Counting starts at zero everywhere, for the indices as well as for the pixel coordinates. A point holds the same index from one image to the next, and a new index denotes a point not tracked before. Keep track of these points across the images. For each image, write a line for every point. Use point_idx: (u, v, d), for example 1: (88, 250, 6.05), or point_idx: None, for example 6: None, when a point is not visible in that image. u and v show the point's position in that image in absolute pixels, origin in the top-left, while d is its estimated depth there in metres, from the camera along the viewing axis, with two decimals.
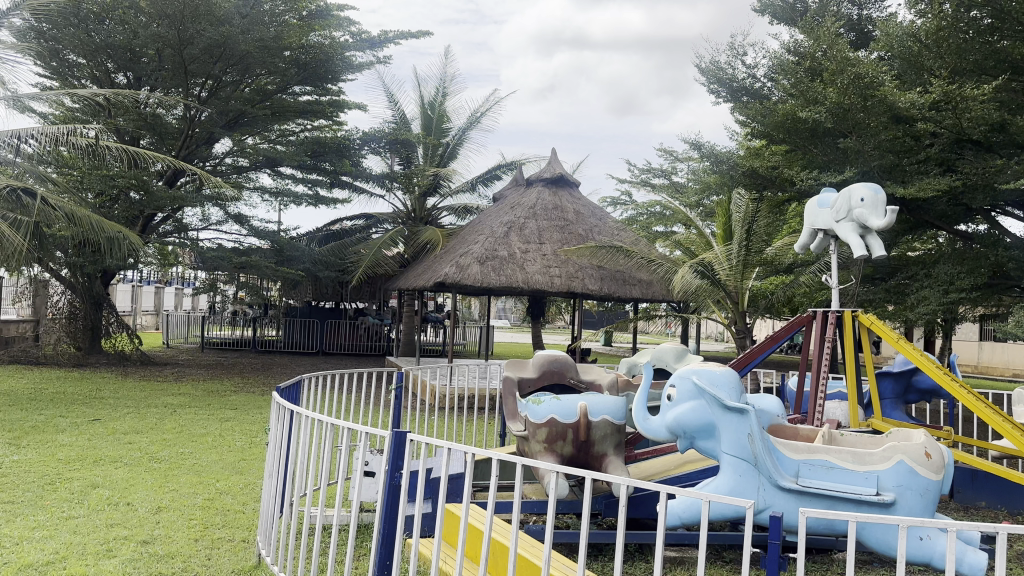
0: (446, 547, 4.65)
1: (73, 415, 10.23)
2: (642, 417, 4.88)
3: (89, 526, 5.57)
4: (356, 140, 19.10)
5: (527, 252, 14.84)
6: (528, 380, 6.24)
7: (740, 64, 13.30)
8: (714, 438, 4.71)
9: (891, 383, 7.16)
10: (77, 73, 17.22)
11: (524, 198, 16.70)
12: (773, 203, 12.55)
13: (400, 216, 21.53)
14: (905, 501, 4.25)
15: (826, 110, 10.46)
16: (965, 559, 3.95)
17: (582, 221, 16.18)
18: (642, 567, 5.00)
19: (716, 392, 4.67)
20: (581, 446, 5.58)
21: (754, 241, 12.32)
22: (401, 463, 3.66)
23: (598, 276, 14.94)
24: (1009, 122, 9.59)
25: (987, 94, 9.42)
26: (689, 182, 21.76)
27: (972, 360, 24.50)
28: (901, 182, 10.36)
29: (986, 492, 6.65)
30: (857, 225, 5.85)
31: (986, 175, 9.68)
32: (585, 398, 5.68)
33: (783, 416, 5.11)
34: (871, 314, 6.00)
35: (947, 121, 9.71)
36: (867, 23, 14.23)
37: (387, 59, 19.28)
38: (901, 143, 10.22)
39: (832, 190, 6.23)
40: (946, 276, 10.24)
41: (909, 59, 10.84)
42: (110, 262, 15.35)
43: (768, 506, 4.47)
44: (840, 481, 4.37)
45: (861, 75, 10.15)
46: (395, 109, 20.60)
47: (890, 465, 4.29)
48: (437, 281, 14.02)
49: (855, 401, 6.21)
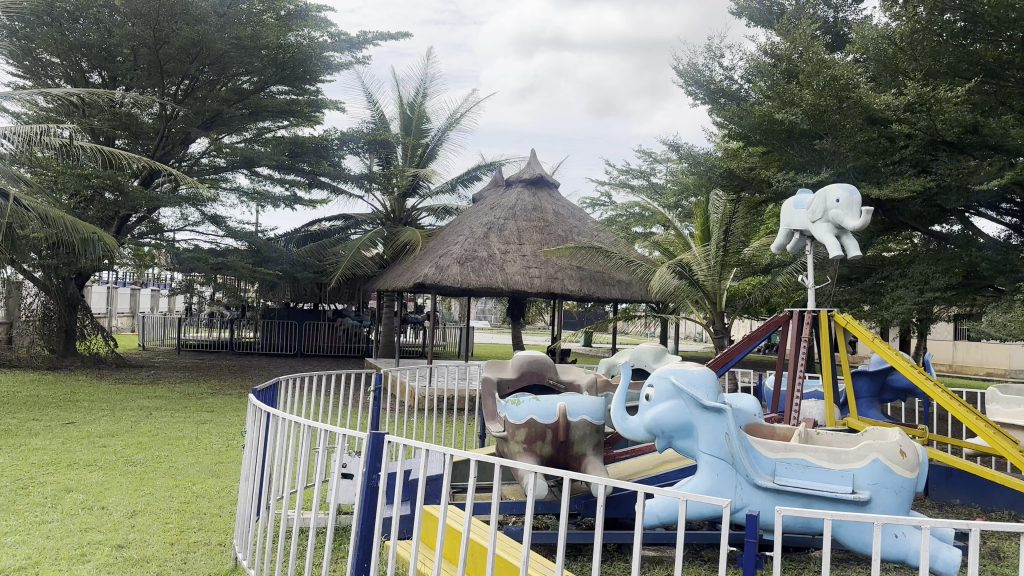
0: (425, 549, 4.63)
1: (46, 418, 10.09)
2: (620, 417, 4.90)
3: (63, 530, 5.50)
4: (334, 140, 19.01)
5: (507, 253, 14.83)
6: (507, 380, 6.24)
7: (717, 66, 13.39)
8: (692, 438, 4.73)
9: (867, 383, 7.20)
10: (51, 72, 17.01)
11: (503, 199, 16.70)
12: (751, 203, 12.64)
13: (380, 217, 21.46)
14: (881, 499, 4.28)
15: (803, 111, 10.53)
16: (939, 556, 3.98)
17: (562, 222, 16.21)
18: (621, 567, 5.00)
19: (694, 391, 4.70)
20: (560, 446, 5.58)
21: (731, 241, 12.42)
22: (379, 465, 3.65)
23: (578, 277, 14.98)
24: (982, 124, 9.68)
25: (960, 95, 9.55)
26: (668, 183, 21.85)
27: (946, 359, 24.80)
28: (876, 183, 10.52)
29: (960, 490, 6.72)
30: (832, 225, 5.91)
31: (960, 175, 9.82)
32: (564, 398, 5.71)
33: (760, 416, 5.15)
34: (846, 314, 6.04)
35: (922, 123, 9.81)
36: (843, 25, 14.36)
37: (366, 59, 19.21)
38: (876, 144, 10.36)
39: (808, 191, 6.26)
40: (921, 276, 10.34)
41: (885, 61, 11.01)
42: (84, 263, 15.17)
43: (744, 505, 4.49)
44: (816, 479, 4.39)
45: (837, 77, 10.14)
46: (375, 110, 20.53)
47: (866, 464, 4.32)
48: (416, 282, 13.99)
49: (831, 400, 6.25)
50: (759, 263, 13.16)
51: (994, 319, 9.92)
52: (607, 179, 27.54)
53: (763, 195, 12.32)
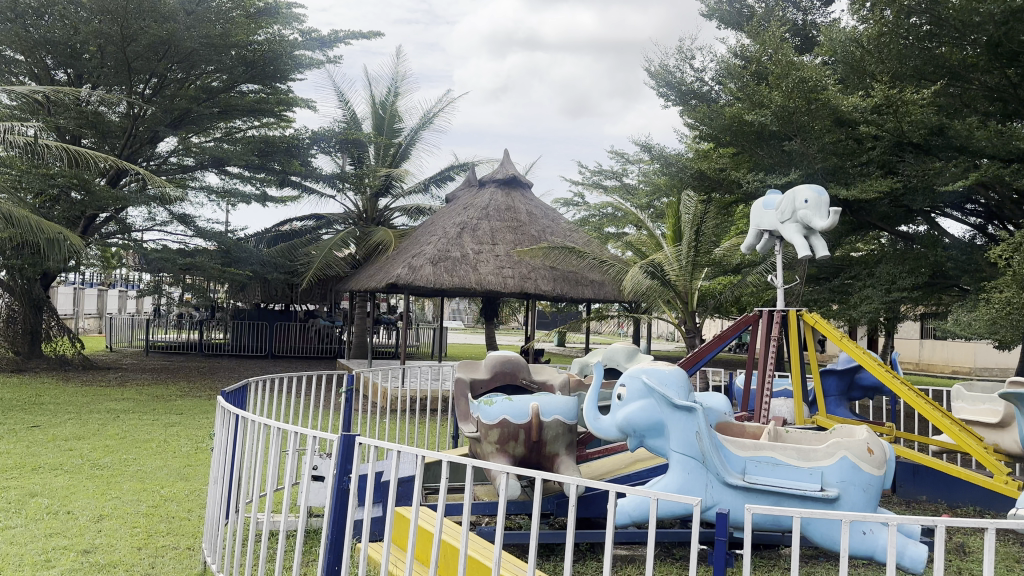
0: (396, 551, 4.61)
1: (9, 421, 9.91)
2: (592, 417, 4.91)
3: (27, 536, 5.40)
4: (305, 139, 18.86)
5: (480, 253, 14.81)
6: (480, 380, 6.23)
7: (688, 68, 13.49)
8: (663, 436, 4.76)
9: (835, 381, 7.28)
10: (15, 69, 16.71)
11: (476, 199, 16.67)
12: (721, 204, 12.73)
13: (352, 217, 21.34)
14: (849, 496, 4.34)
15: (772, 113, 10.62)
16: (906, 553, 4.05)
17: (535, 222, 16.24)
18: (594, 566, 5.02)
19: (665, 390, 4.73)
20: (532, 446, 5.58)
21: (703, 241, 12.51)
22: (350, 467, 3.62)
23: (551, 277, 15.02)
24: (947, 126, 9.87)
25: (926, 97, 9.69)
26: (640, 183, 21.97)
27: (913, 357, 25.19)
28: (844, 184, 10.66)
29: (926, 486, 6.83)
30: (801, 226, 5.98)
31: (925, 177, 9.97)
32: (537, 398, 5.70)
33: (730, 414, 5.20)
34: (814, 313, 6.12)
35: (889, 125, 9.96)
36: (812, 27, 14.53)
37: (337, 58, 19.08)
38: (843, 146, 10.54)
39: (777, 191, 6.33)
40: (888, 276, 10.49)
41: (852, 63, 11.12)
42: (49, 263, 14.91)
43: (714, 503, 4.53)
44: (785, 477, 4.45)
45: (806, 79, 10.16)
46: (346, 109, 20.41)
47: (834, 461, 4.39)
48: (389, 282, 13.93)
49: (800, 399, 6.33)
50: (730, 263, 13.28)
51: (959, 318, 10.10)
52: (580, 180, 27.63)
53: (734, 196, 12.43)
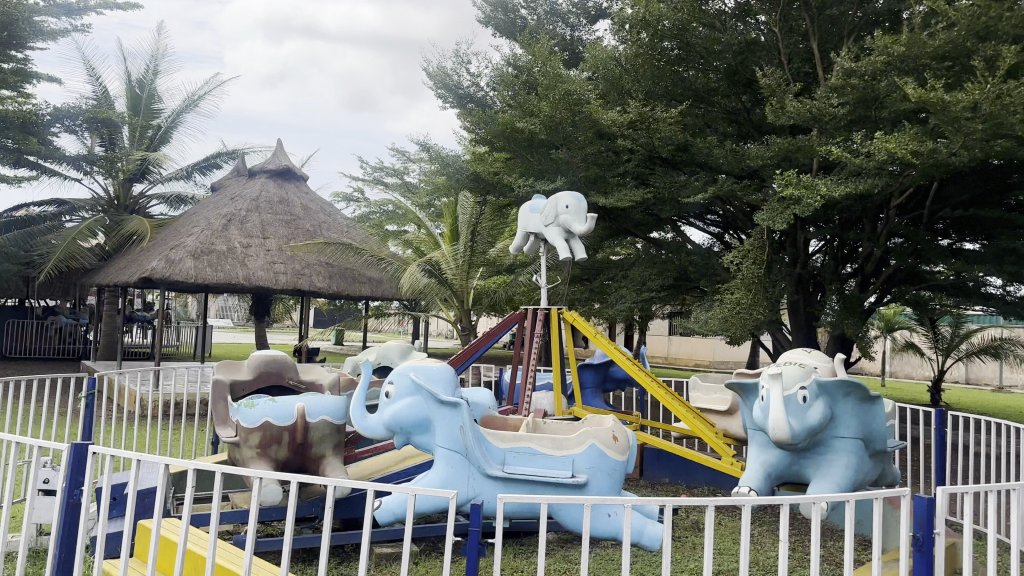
0: (139, 565, 4.31)
1: None
2: (360, 415, 4.89)
3: None
4: (47, 115, 16.94)
5: (249, 248, 14.17)
6: (242, 382, 6.00)
7: (462, 72, 13.83)
8: (429, 433, 4.85)
9: (592, 374, 7.80)
10: None
11: (245, 189, 15.88)
12: (494, 206, 13.16)
13: (100, 204, 19.48)
14: (596, 481, 4.68)
15: (540, 121, 11.14)
16: (645, 532, 4.46)
17: (310, 216, 15.86)
18: (356, 565, 5.00)
19: (432, 387, 4.84)
20: (297, 448, 5.44)
21: (475, 241, 12.90)
22: (81, 480, 3.31)
23: (326, 273, 14.74)
24: (691, 144, 10.94)
25: (673, 117, 10.60)
26: (419, 182, 22.23)
27: (662, 351, 27.65)
28: (602, 192, 11.46)
29: (668, 469, 7.53)
30: (562, 230, 6.35)
31: (672, 189, 11.06)
32: (303, 398, 5.54)
33: (494, 409, 5.44)
34: (574, 312, 6.51)
35: (642, 140, 10.83)
36: (577, 43, 15.48)
37: (88, 29, 17.35)
38: (603, 156, 11.31)
39: (541, 195, 6.67)
40: (640, 278, 11.46)
41: (612, 81, 11.89)
42: None
43: (475, 495, 4.69)
44: (540, 466, 4.71)
45: (571, 92, 10.75)
46: (99, 85, 18.61)
47: (584, 449, 4.71)
48: (143, 277, 12.89)
49: (559, 392, 6.72)
50: (502, 263, 13.79)
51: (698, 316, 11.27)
52: (359, 175, 27.39)
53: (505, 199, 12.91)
